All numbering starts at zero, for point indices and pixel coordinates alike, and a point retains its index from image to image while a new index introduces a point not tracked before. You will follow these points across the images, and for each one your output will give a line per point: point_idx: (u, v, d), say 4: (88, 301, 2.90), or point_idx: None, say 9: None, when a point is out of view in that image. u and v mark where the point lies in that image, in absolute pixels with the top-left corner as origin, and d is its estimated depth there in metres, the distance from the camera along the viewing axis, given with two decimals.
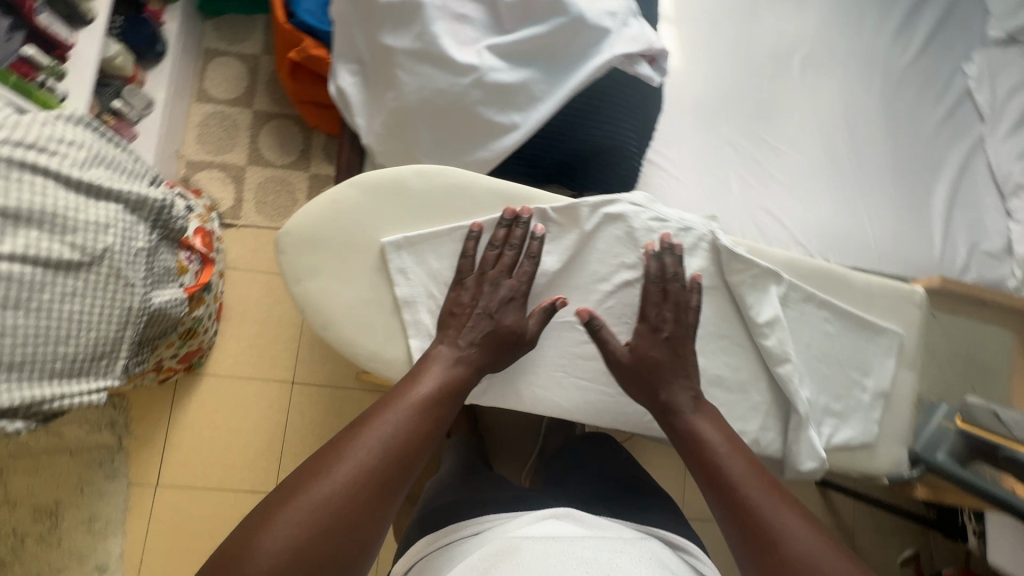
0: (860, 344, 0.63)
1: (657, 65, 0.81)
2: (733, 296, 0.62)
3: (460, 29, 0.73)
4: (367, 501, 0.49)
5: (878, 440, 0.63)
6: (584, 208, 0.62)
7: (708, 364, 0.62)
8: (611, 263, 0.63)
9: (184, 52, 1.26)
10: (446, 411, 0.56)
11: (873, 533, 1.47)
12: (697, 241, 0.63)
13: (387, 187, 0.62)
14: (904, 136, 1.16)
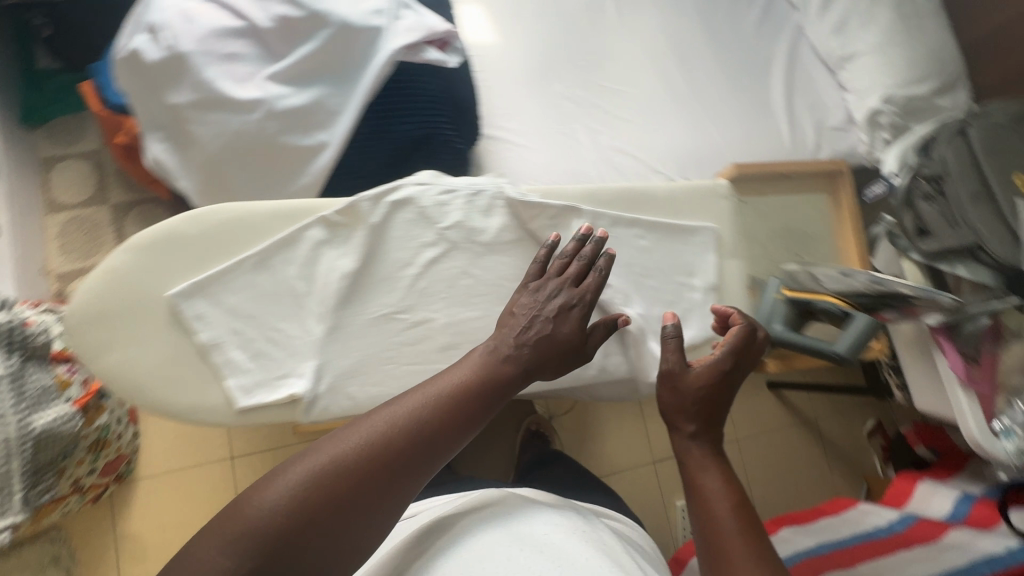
0: (676, 251, 0.67)
1: (450, 47, 0.83)
2: (541, 241, 0.62)
3: (235, 67, 0.72)
4: (368, 485, 0.46)
5: (722, 332, 0.67)
6: (362, 202, 0.57)
7: (537, 310, 0.60)
8: (412, 245, 0.59)
9: (17, 169, 1.22)
10: (480, 406, 0.52)
11: (833, 415, 1.54)
12: (492, 200, 0.61)
13: (162, 240, 0.57)
14: (730, 44, 1.21)
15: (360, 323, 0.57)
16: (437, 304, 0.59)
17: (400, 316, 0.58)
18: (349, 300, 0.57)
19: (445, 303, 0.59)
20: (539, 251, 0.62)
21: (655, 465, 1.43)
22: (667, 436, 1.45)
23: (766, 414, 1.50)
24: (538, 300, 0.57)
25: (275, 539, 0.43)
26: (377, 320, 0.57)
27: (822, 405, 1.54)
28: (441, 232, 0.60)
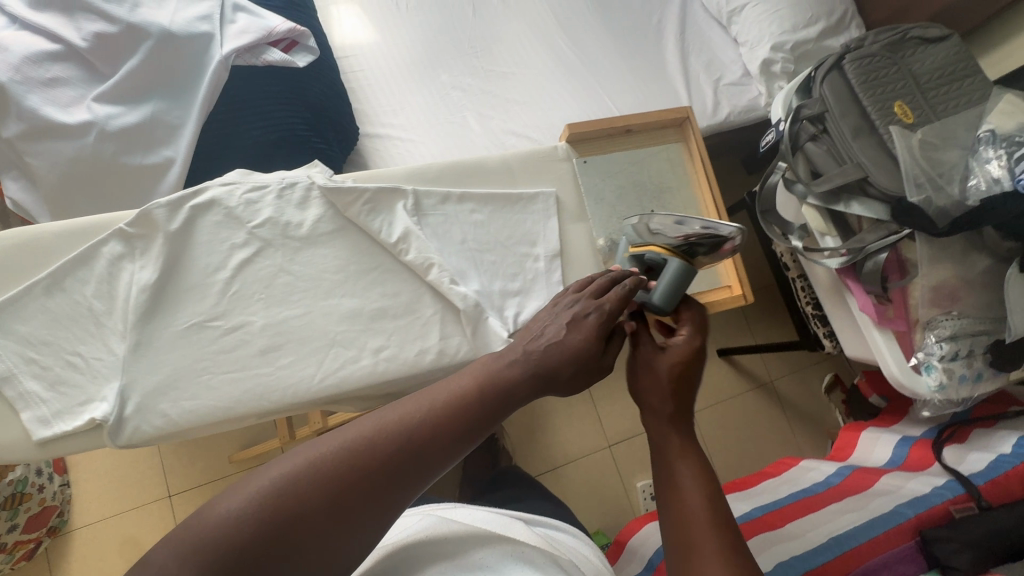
0: (512, 220, 0.67)
1: (299, 46, 0.81)
2: (359, 227, 0.61)
3: (58, 92, 0.70)
4: (351, 502, 0.39)
5: None
6: (158, 210, 0.56)
7: (363, 302, 0.59)
8: (222, 248, 0.58)
9: None
10: (477, 424, 0.44)
11: (790, 376, 1.51)
12: (305, 191, 0.60)
13: None
14: (618, 13, 1.19)
15: (167, 338, 0.55)
16: (255, 307, 0.57)
17: (214, 323, 0.56)
18: (153, 313, 0.55)
19: (264, 304, 0.57)
20: (359, 239, 0.60)
21: (610, 448, 1.39)
22: (619, 418, 1.42)
23: (720, 383, 1.47)
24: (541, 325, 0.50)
25: (236, 549, 0.36)
26: (185, 331, 0.55)
27: (777, 366, 1.51)
28: (253, 231, 0.58)
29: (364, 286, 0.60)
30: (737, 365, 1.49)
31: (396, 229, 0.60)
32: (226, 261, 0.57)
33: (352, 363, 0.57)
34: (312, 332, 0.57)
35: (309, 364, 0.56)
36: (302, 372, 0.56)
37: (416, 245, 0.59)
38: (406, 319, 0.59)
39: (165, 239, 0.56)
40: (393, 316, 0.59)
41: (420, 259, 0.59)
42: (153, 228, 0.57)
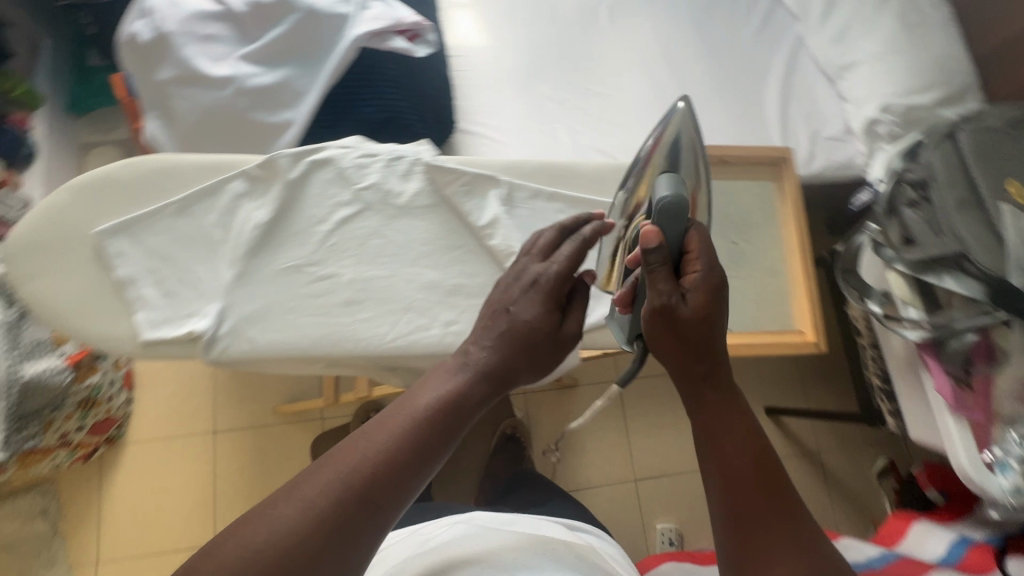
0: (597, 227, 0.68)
1: (421, 39, 0.87)
2: (452, 208, 0.66)
3: (211, 47, 0.79)
4: (316, 563, 0.37)
5: None
6: (283, 160, 0.65)
7: (442, 274, 0.64)
8: (329, 204, 0.65)
9: (57, 150, 1.35)
10: (436, 439, 0.43)
11: (840, 449, 1.42)
12: (410, 166, 0.68)
13: (93, 184, 0.64)
14: (723, 54, 1.20)
15: (267, 272, 0.62)
16: (345, 260, 0.63)
17: (308, 269, 0.62)
18: (262, 250, 0.62)
19: (354, 260, 0.64)
20: (449, 218, 0.67)
21: (637, 483, 1.36)
22: (649, 453, 1.39)
23: None
24: (505, 296, 0.53)
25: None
26: (283, 270, 0.62)
27: (827, 438, 1.43)
28: (357, 192, 0.66)
29: (447, 262, 0.65)
30: (784, 427, 1.42)
31: (485, 213, 0.64)
32: (331, 215, 0.64)
33: (424, 331, 0.61)
34: (395, 295, 0.63)
35: (384, 324, 0.61)
36: (376, 330, 0.61)
37: (502, 233, 0.64)
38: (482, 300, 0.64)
39: (283, 184, 0.64)
40: (472, 293, 0.64)
41: (504, 246, 0.63)
42: (274, 175, 0.65)
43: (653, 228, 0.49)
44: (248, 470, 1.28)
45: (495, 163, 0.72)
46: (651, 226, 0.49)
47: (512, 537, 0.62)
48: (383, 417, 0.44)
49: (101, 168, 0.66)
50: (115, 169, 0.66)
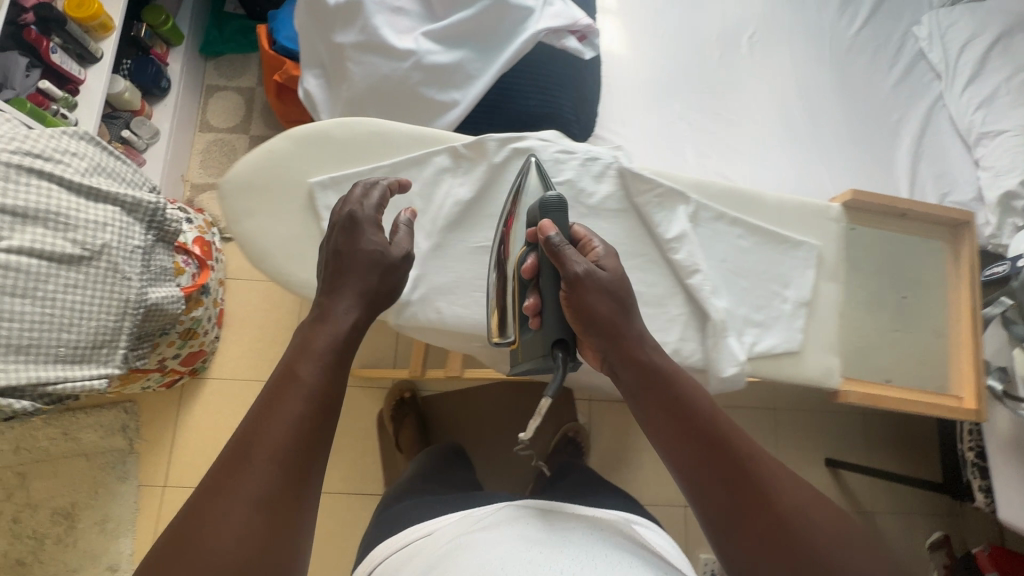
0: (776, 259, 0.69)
1: (587, 41, 0.88)
2: (641, 216, 0.68)
3: (398, 20, 0.81)
4: (280, 518, 0.46)
5: (805, 349, 0.67)
6: (491, 143, 0.72)
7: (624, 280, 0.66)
8: (523, 193, 0.69)
9: (187, 87, 1.40)
10: (337, 391, 0.53)
11: (896, 514, 1.40)
12: (605, 167, 0.69)
13: (313, 136, 0.72)
14: (855, 100, 1.18)
15: (459, 250, 0.72)
16: (532, 249, 0.69)
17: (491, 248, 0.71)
18: (457, 225, 0.72)
19: (537, 251, 0.72)
20: (637, 224, 0.68)
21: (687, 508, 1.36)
22: None
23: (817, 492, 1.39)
24: (346, 241, 0.61)
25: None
26: (475, 249, 0.72)
27: (884, 499, 1.40)
28: (553, 186, 0.69)
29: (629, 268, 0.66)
30: (841, 481, 1.40)
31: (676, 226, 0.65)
32: (525, 203, 0.69)
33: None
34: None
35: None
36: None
37: (687, 248, 0.65)
38: (656, 310, 0.65)
39: (487, 166, 0.72)
40: (646, 303, 0.68)
41: (689, 262, 0.65)
42: (479, 155, 0.72)
43: (546, 221, 0.61)
44: None
45: (677, 179, 0.73)
46: (545, 218, 0.61)
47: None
48: (265, 397, 0.51)
49: (319, 122, 0.73)
50: (330, 124, 0.74)
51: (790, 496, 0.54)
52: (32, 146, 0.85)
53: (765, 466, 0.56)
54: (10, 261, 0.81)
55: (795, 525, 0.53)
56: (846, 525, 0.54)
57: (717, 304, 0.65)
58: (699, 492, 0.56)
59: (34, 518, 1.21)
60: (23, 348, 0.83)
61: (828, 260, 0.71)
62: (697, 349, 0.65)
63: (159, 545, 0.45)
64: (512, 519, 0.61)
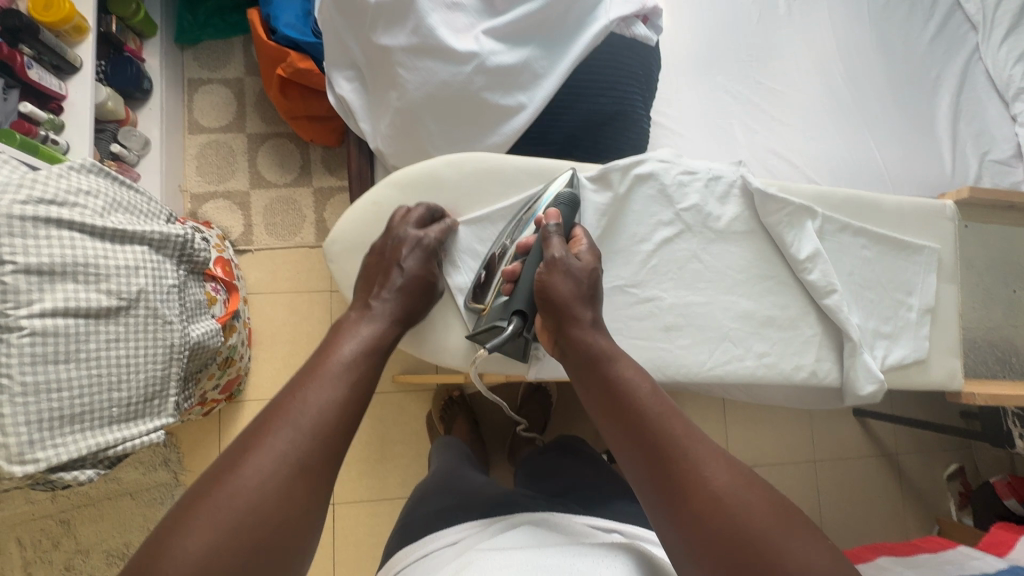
0: (890, 264, 0.70)
1: (650, 23, 0.83)
2: (771, 237, 0.68)
3: (454, 17, 0.72)
4: (308, 484, 0.45)
5: (931, 356, 0.70)
6: (616, 172, 0.66)
7: (759, 306, 0.67)
8: (649, 222, 0.67)
9: (169, 86, 1.26)
10: (374, 373, 0.54)
11: (916, 451, 1.46)
12: (728, 188, 0.68)
13: (421, 183, 0.70)
14: (896, 57, 1.14)
15: None
16: (666, 284, 0.67)
17: (630, 289, 0.66)
18: None
19: (673, 282, 0.67)
20: (765, 244, 0.68)
21: None
22: (745, 441, 1.37)
23: (848, 441, 1.43)
24: (393, 251, 0.63)
25: (234, 562, 0.40)
26: (610, 291, 0.65)
27: (907, 440, 1.47)
28: (679, 213, 0.67)
29: (759, 291, 0.68)
30: (869, 429, 1.45)
31: (809, 247, 0.66)
32: (654, 234, 0.67)
33: (738, 361, 0.66)
34: (712, 322, 0.66)
35: (703, 351, 0.65)
36: (696, 356, 0.65)
37: (822, 268, 0.66)
38: (791, 332, 0.67)
39: (613, 199, 0.66)
40: (781, 326, 0.67)
41: (826, 283, 0.66)
42: (606, 187, 0.66)
43: (554, 208, 0.63)
44: (367, 437, 1.26)
45: (803, 191, 0.70)
46: (552, 208, 0.63)
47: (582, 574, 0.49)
48: (310, 367, 0.52)
49: (424, 166, 0.69)
50: (435, 166, 0.70)
51: (725, 480, 0.47)
52: (43, 191, 0.75)
53: (696, 449, 0.49)
54: (45, 326, 0.72)
55: (729, 509, 0.45)
56: (787, 515, 0.46)
57: (853, 322, 0.66)
58: (636, 473, 0.50)
59: (89, 562, 1.16)
60: (76, 418, 0.75)
61: (946, 263, 0.73)
62: (836, 371, 0.67)
63: (186, 495, 0.44)
64: (513, 534, 0.58)
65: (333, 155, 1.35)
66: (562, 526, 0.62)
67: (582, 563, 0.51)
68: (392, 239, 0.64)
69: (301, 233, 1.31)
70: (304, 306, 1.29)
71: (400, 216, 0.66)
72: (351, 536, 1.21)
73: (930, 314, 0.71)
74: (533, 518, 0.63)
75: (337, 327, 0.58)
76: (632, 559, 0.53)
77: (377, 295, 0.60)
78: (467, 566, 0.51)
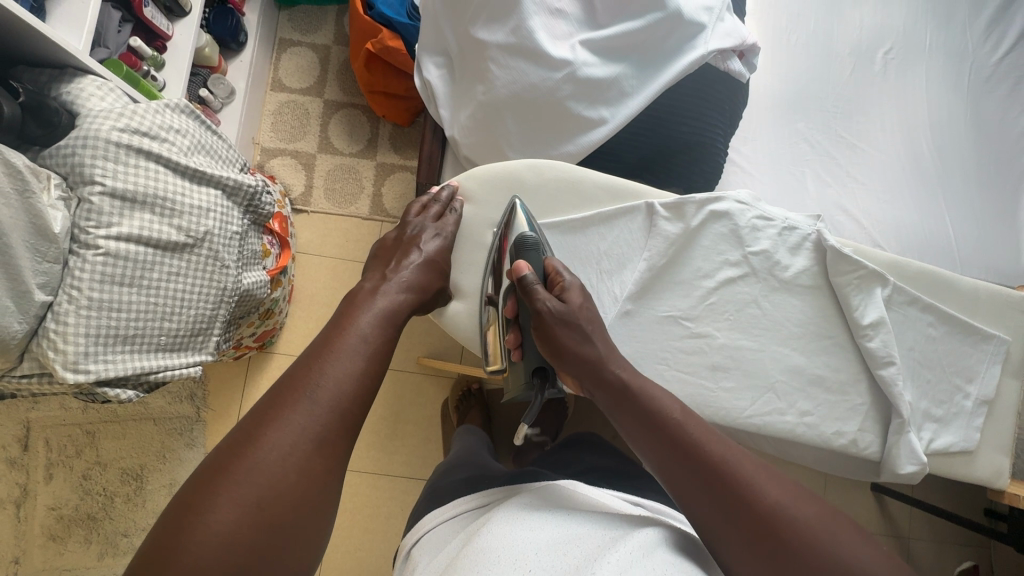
0: (954, 347, 0.68)
1: (746, 60, 0.82)
2: (836, 296, 0.67)
3: (555, 24, 0.73)
4: (326, 459, 0.47)
5: (979, 450, 0.68)
6: (691, 205, 0.66)
7: (810, 363, 0.66)
8: (715, 259, 0.67)
9: (261, 41, 1.31)
10: (389, 347, 0.56)
11: (931, 541, 1.38)
12: (802, 239, 0.67)
13: (498, 180, 0.71)
14: (991, 134, 1.09)
15: (649, 318, 0.66)
16: (720, 323, 0.67)
17: (684, 322, 0.66)
18: (648, 294, 0.67)
19: (727, 323, 0.67)
20: (828, 303, 0.67)
21: None
22: None
23: (859, 516, 1.36)
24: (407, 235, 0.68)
25: (255, 541, 0.41)
26: (665, 319, 0.66)
27: (923, 527, 1.38)
28: (747, 255, 0.67)
29: (813, 349, 0.67)
30: (885, 508, 1.37)
31: (873, 314, 0.64)
32: (716, 272, 0.67)
33: (779, 415, 0.65)
34: (760, 370, 0.66)
35: (745, 398, 0.65)
36: (737, 400, 0.65)
37: (884, 338, 0.64)
38: (838, 397, 0.66)
39: (683, 230, 0.66)
40: (828, 387, 0.66)
41: (885, 353, 0.64)
42: (679, 218, 0.66)
43: (521, 260, 0.62)
44: (383, 411, 1.29)
45: (876, 256, 0.69)
46: (519, 259, 0.62)
47: (608, 539, 0.47)
48: (327, 338, 0.54)
49: (505, 164, 0.71)
50: (516, 164, 0.71)
51: (775, 496, 0.48)
52: (138, 122, 0.79)
53: (744, 467, 0.50)
54: (119, 249, 0.76)
55: (785, 526, 0.46)
56: (838, 526, 0.47)
57: (906, 399, 0.65)
58: (682, 496, 0.51)
59: (104, 476, 1.22)
60: (129, 339, 0.79)
61: (1014, 357, 0.70)
62: (878, 445, 0.65)
63: (201, 468, 0.44)
64: (541, 495, 0.58)
65: (400, 134, 1.38)
66: (585, 492, 0.60)
67: (608, 531, 0.49)
68: (409, 228, 0.69)
69: (356, 204, 1.35)
70: (347, 274, 1.32)
71: (415, 210, 0.71)
72: (349, 503, 1.24)
73: (987, 406, 0.69)
74: (552, 483, 0.61)
75: (353, 297, 0.60)
76: (665, 531, 0.51)
77: (396, 269, 0.64)
78: (491, 522, 0.50)
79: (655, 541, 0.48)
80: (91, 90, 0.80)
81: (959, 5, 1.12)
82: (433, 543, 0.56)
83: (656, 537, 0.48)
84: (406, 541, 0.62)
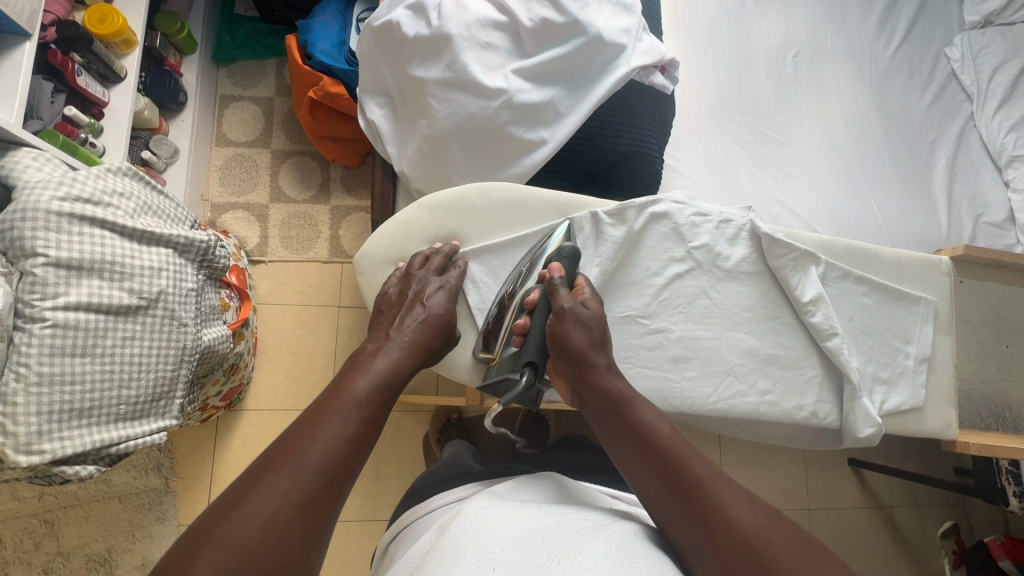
0: (889, 313, 0.73)
1: (668, 73, 0.88)
2: (778, 279, 0.71)
3: (486, 56, 0.76)
4: (305, 528, 0.44)
5: (926, 405, 0.73)
6: (632, 210, 0.70)
7: (762, 344, 0.70)
8: (662, 257, 0.71)
9: (201, 100, 1.31)
10: (382, 411, 0.53)
11: (910, 508, 1.42)
12: (738, 230, 0.72)
13: (451, 206, 0.74)
14: (896, 121, 1.19)
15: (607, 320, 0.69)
16: (675, 317, 0.70)
17: (642, 320, 0.69)
18: (604, 298, 0.70)
19: (682, 316, 0.70)
20: (772, 286, 0.72)
21: None
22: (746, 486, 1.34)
23: (842, 493, 1.39)
24: (408, 292, 0.67)
25: None
26: (622, 319, 0.69)
27: (901, 495, 1.42)
28: (691, 250, 0.71)
29: (764, 331, 0.71)
30: (864, 482, 1.41)
31: (811, 291, 0.69)
32: (665, 270, 0.70)
33: (742, 396, 0.68)
34: (719, 357, 0.69)
35: (708, 384, 0.68)
36: (701, 388, 0.68)
37: (824, 312, 0.69)
38: (793, 372, 0.70)
39: (628, 233, 0.70)
40: (783, 364, 0.70)
41: (827, 325, 0.69)
42: (622, 224, 0.70)
43: (557, 263, 0.65)
44: None
45: (809, 239, 0.74)
46: (556, 262, 0.66)
47: (579, 532, 0.47)
48: (323, 401, 0.52)
49: (456, 190, 0.73)
50: (466, 190, 0.74)
51: (750, 520, 0.49)
52: (80, 189, 0.78)
53: (723, 494, 0.50)
54: (67, 318, 0.74)
55: (752, 548, 0.47)
56: (813, 553, 0.48)
57: (853, 366, 0.69)
58: (661, 511, 0.52)
59: (68, 565, 1.14)
60: (84, 412, 0.76)
61: (942, 316, 0.76)
62: (836, 413, 0.70)
63: (178, 543, 0.43)
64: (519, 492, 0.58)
65: (352, 176, 1.39)
66: (568, 485, 0.61)
67: (581, 523, 0.49)
68: (412, 283, 0.68)
69: (314, 248, 1.34)
70: (312, 319, 1.30)
71: (418, 263, 0.70)
72: (337, 556, 1.19)
73: (927, 363, 0.74)
74: (534, 478, 0.63)
75: (351, 362, 0.57)
76: (636, 526, 0.51)
77: (398, 329, 0.61)
78: (465, 515, 0.52)
79: (627, 536, 0.48)
80: (26, 162, 0.78)
81: (849, 9, 1.24)
82: (410, 535, 0.58)
83: (629, 533, 0.49)
84: (389, 532, 0.65)
